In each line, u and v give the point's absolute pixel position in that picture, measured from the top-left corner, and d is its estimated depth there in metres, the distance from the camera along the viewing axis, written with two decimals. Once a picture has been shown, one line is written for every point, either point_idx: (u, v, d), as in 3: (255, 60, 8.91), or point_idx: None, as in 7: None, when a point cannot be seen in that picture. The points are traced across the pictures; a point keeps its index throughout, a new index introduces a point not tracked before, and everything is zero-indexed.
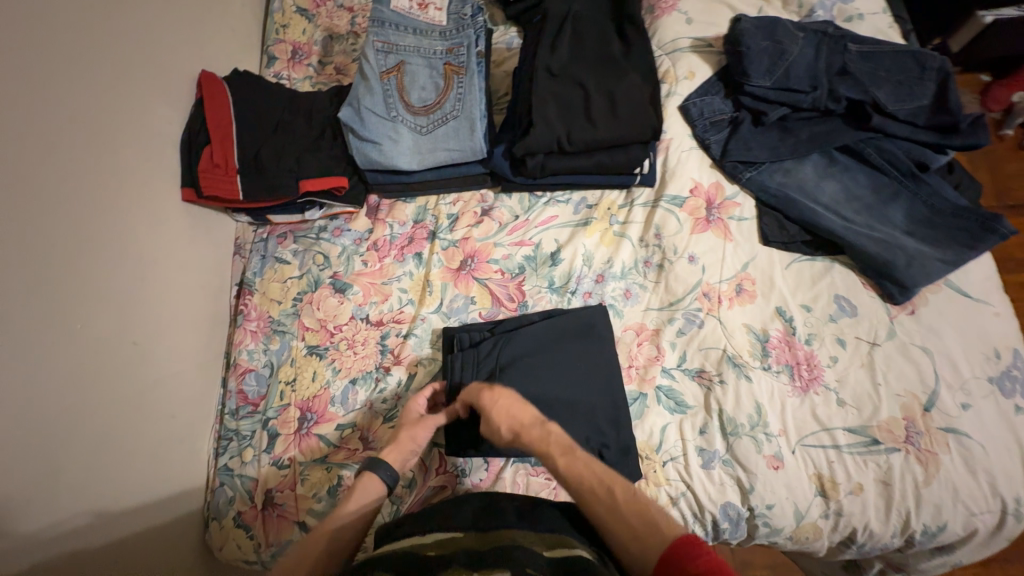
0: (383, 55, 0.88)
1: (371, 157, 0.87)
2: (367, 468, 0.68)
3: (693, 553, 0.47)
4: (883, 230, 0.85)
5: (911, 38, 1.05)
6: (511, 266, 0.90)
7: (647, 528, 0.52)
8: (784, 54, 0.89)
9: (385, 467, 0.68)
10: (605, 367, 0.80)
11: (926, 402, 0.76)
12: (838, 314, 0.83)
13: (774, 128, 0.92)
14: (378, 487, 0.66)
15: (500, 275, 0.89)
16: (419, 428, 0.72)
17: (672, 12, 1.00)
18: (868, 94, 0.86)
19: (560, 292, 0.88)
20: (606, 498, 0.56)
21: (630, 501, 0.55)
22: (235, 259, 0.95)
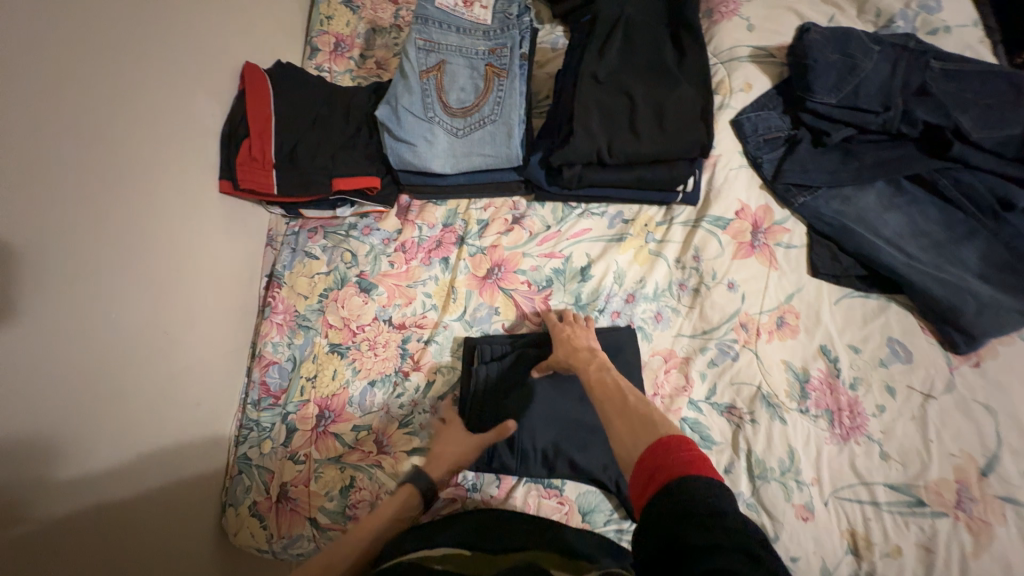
0: (424, 53, 0.86)
1: (405, 157, 0.85)
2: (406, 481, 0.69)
3: (676, 447, 0.50)
4: (951, 271, 0.77)
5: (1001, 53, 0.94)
6: (538, 278, 0.87)
7: (646, 425, 0.56)
8: (856, 69, 0.82)
9: (427, 478, 0.69)
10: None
11: (984, 466, 0.69)
12: (890, 358, 0.77)
13: (836, 150, 0.85)
14: (415, 500, 0.68)
15: (527, 287, 0.87)
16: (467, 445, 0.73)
17: (733, 17, 0.93)
18: (949, 118, 0.78)
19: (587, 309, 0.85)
20: (618, 400, 0.62)
21: (639, 406, 0.60)
22: (266, 251, 0.97)
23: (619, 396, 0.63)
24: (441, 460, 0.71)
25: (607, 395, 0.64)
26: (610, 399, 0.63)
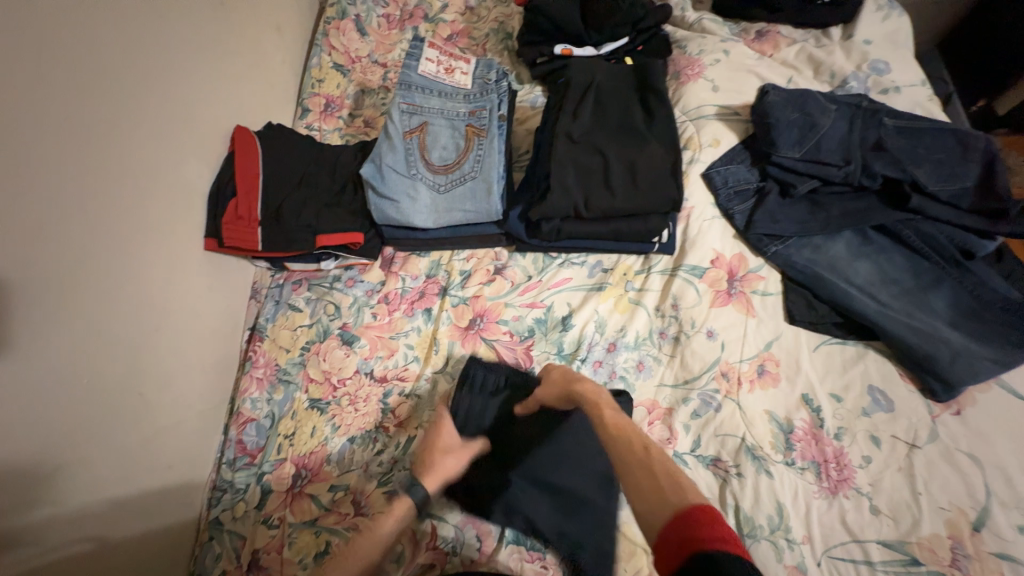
0: (407, 115, 0.90)
1: (388, 213, 0.88)
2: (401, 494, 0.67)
3: (709, 517, 0.47)
4: (922, 318, 0.79)
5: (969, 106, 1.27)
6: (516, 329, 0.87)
7: (670, 483, 0.53)
8: (815, 127, 0.87)
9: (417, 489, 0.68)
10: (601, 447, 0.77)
11: (975, 521, 0.68)
12: (872, 407, 0.77)
13: (802, 201, 0.89)
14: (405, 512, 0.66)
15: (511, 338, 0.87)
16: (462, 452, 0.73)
17: (698, 79, 0.99)
18: (906, 172, 0.82)
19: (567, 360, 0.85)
20: (636, 449, 0.58)
21: (661, 459, 0.56)
22: (250, 303, 0.97)
23: (636, 442, 0.60)
24: (436, 473, 0.70)
25: (622, 444, 0.60)
26: (621, 447, 0.60)
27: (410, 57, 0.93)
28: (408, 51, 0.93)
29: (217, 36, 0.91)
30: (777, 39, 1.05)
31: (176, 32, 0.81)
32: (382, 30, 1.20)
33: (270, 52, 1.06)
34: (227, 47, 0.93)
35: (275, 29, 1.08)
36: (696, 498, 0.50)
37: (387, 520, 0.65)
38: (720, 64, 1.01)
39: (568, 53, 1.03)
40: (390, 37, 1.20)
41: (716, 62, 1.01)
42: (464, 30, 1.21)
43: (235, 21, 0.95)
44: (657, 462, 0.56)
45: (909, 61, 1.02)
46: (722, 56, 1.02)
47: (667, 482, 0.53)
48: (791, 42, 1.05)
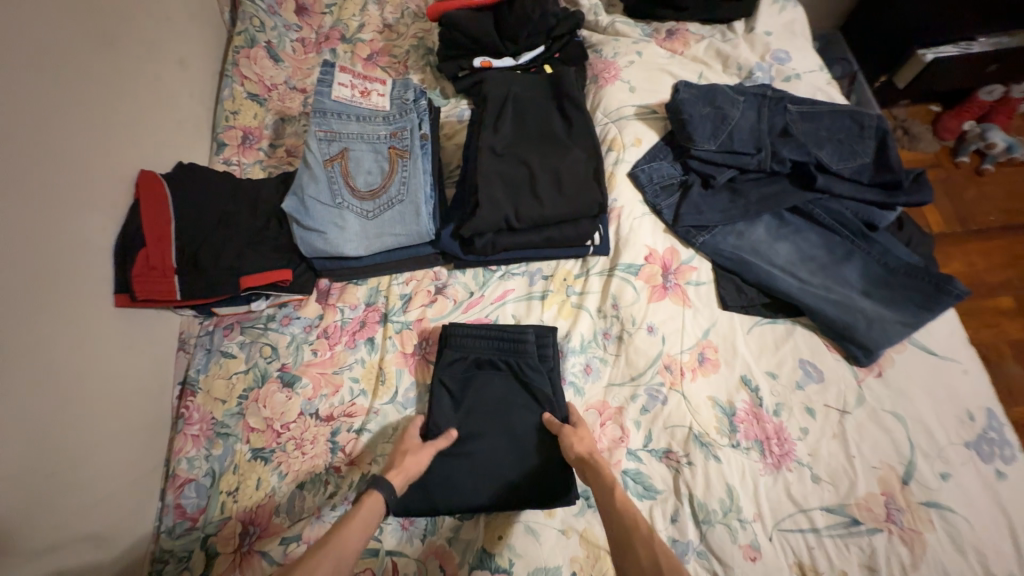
0: (326, 143, 0.88)
1: (317, 245, 0.85)
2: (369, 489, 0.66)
3: None
4: (839, 291, 0.84)
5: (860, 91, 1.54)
6: (458, 343, 0.83)
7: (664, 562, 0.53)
8: (726, 119, 0.92)
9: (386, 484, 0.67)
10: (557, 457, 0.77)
11: (904, 474, 0.73)
12: (805, 380, 0.81)
13: (723, 190, 0.92)
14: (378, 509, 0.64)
15: (458, 359, 0.83)
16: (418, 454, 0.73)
17: (616, 81, 1.02)
18: (811, 155, 0.88)
19: (517, 376, 0.82)
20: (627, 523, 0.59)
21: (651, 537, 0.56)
22: (179, 355, 0.90)
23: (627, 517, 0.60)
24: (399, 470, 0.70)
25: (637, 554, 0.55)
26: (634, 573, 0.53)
27: (321, 84, 0.90)
28: (319, 77, 0.90)
29: (108, 74, 0.83)
30: (686, 37, 1.10)
31: (58, 74, 0.74)
32: (297, 55, 1.17)
33: (174, 86, 0.99)
34: (123, 85, 0.86)
35: (178, 60, 1.01)
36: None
37: (363, 514, 0.62)
38: (634, 65, 1.04)
39: (488, 65, 1.03)
40: (307, 62, 1.17)
41: (630, 64, 1.04)
42: (384, 48, 1.19)
43: (129, 57, 0.88)
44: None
45: (807, 48, 1.08)
46: (636, 57, 1.05)
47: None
48: (699, 38, 1.09)
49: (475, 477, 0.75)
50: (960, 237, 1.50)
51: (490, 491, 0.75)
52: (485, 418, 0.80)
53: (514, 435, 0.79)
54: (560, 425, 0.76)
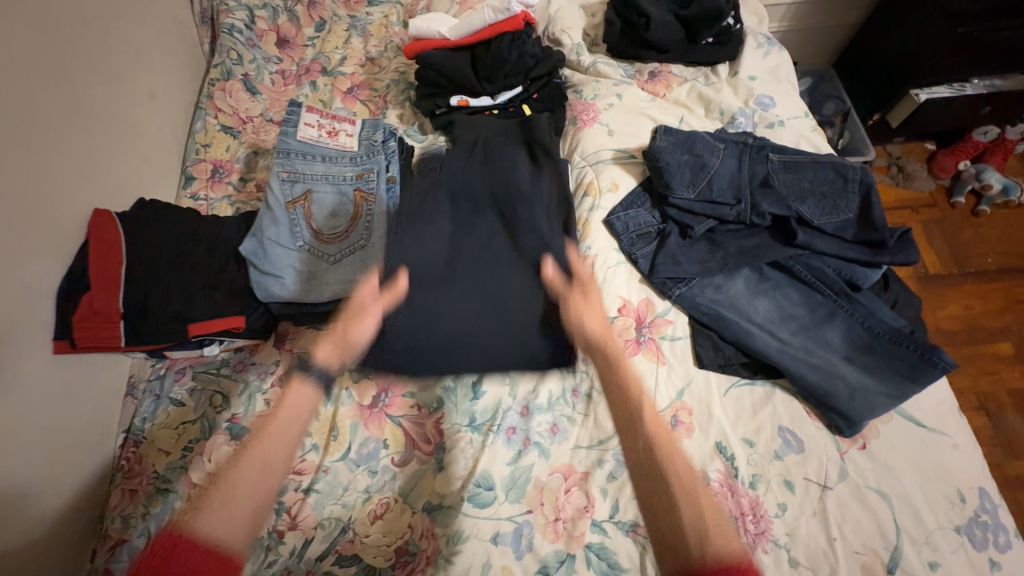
0: (288, 184, 0.85)
1: (273, 290, 0.82)
2: (292, 382, 0.75)
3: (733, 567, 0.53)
4: (820, 354, 0.80)
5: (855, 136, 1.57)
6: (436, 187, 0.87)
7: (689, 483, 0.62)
8: (705, 167, 0.89)
9: (313, 375, 0.75)
10: (527, 322, 0.81)
11: (889, 563, 0.67)
12: (783, 450, 0.75)
13: (702, 241, 0.89)
14: (310, 394, 0.74)
15: (437, 192, 0.87)
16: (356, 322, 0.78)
17: (593, 124, 1.00)
18: (791, 209, 0.84)
19: (507, 232, 0.86)
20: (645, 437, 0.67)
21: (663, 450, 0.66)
22: (125, 401, 0.86)
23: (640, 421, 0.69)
24: (328, 344, 0.78)
25: (655, 452, 0.65)
26: (653, 463, 0.64)
27: (287, 124, 0.88)
28: (285, 118, 0.89)
29: (69, 111, 0.81)
30: (669, 79, 1.08)
31: (11, 113, 0.71)
32: (276, 87, 1.15)
33: (142, 119, 0.97)
34: (85, 121, 0.84)
35: (148, 94, 1.00)
36: (735, 550, 0.56)
37: (288, 411, 0.70)
38: (614, 108, 1.01)
39: (465, 104, 1.01)
40: (286, 94, 1.15)
41: (610, 107, 1.02)
42: (365, 81, 1.18)
43: (93, 92, 0.87)
44: (701, 501, 0.61)
45: (792, 94, 1.06)
46: (616, 100, 1.03)
47: (710, 529, 0.58)
48: (682, 81, 1.07)
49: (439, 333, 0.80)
50: (956, 279, 1.45)
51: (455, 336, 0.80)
52: (469, 268, 0.83)
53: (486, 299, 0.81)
54: (570, 292, 0.82)
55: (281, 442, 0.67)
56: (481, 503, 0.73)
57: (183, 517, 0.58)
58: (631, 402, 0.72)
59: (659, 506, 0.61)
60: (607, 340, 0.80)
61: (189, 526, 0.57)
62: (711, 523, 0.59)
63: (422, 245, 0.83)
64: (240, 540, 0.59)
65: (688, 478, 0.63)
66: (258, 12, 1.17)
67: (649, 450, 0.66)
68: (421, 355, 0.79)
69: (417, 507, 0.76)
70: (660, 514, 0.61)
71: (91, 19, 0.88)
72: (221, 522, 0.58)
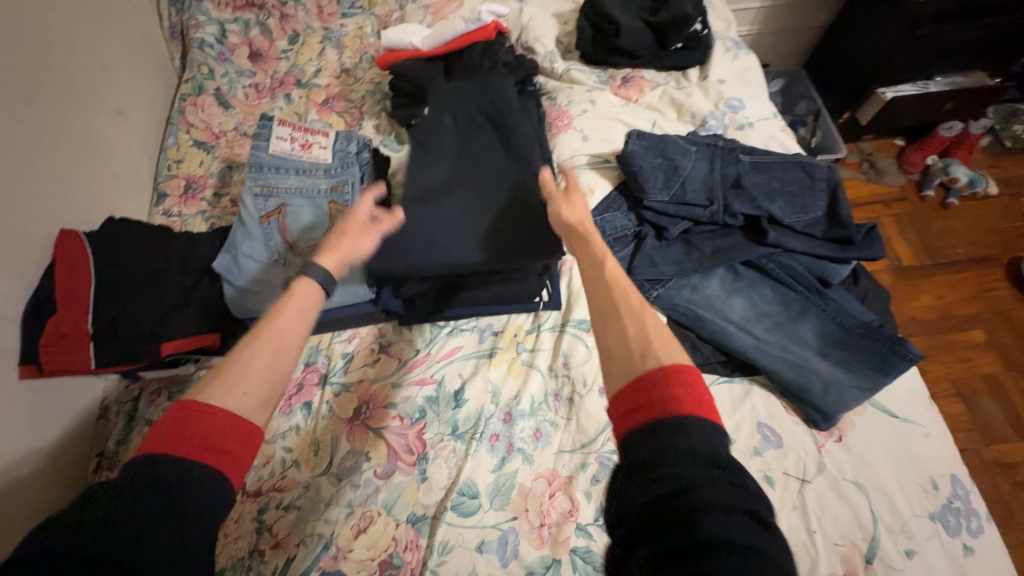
0: (262, 199, 0.84)
1: (248, 305, 0.81)
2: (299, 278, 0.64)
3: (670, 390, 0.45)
4: (793, 350, 0.81)
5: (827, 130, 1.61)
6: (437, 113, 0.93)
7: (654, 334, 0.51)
8: (677, 170, 0.90)
9: (318, 271, 0.65)
10: (514, 222, 0.83)
11: (867, 553, 0.68)
12: (763, 445, 0.76)
13: (677, 242, 0.90)
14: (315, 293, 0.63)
15: (441, 115, 0.93)
16: (361, 239, 0.74)
17: (568, 130, 1.01)
18: (761, 209, 0.86)
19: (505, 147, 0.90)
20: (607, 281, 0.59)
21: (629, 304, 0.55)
22: (98, 425, 0.83)
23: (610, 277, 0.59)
24: (333, 253, 0.70)
25: (614, 292, 0.57)
26: (610, 301, 0.56)
27: (259, 138, 0.87)
28: (257, 132, 0.88)
29: (32, 131, 0.80)
30: (641, 84, 1.10)
31: None
32: (249, 101, 1.14)
33: (110, 136, 0.96)
34: (50, 139, 0.83)
35: (116, 109, 0.98)
36: (682, 355, 0.48)
37: (296, 302, 0.61)
38: (587, 114, 1.03)
39: None
40: (260, 107, 1.14)
41: (583, 113, 1.03)
42: (340, 93, 1.18)
43: (57, 109, 0.85)
44: (649, 318, 0.53)
45: (760, 96, 1.09)
46: (589, 106, 1.04)
47: (655, 340, 0.50)
48: (654, 86, 1.10)
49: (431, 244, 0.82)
50: (928, 270, 1.49)
51: (439, 239, 0.83)
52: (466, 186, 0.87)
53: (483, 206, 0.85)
54: (555, 193, 0.77)
55: (296, 330, 0.58)
56: (465, 512, 0.74)
57: (199, 389, 0.51)
58: (597, 258, 0.63)
59: (614, 343, 0.52)
60: (589, 232, 0.69)
61: (204, 395, 0.50)
62: (656, 335, 0.51)
63: (426, 173, 0.88)
64: (259, 413, 0.52)
65: (638, 302, 0.55)
66: (229, 26, 1.17)
67: (609, 303, 0.56)
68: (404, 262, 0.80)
69: (401, 519, 0.74)
70: (610, 333, 0.53)
71: (54, 37, 0.86)
72: (240, 392, 0.51)
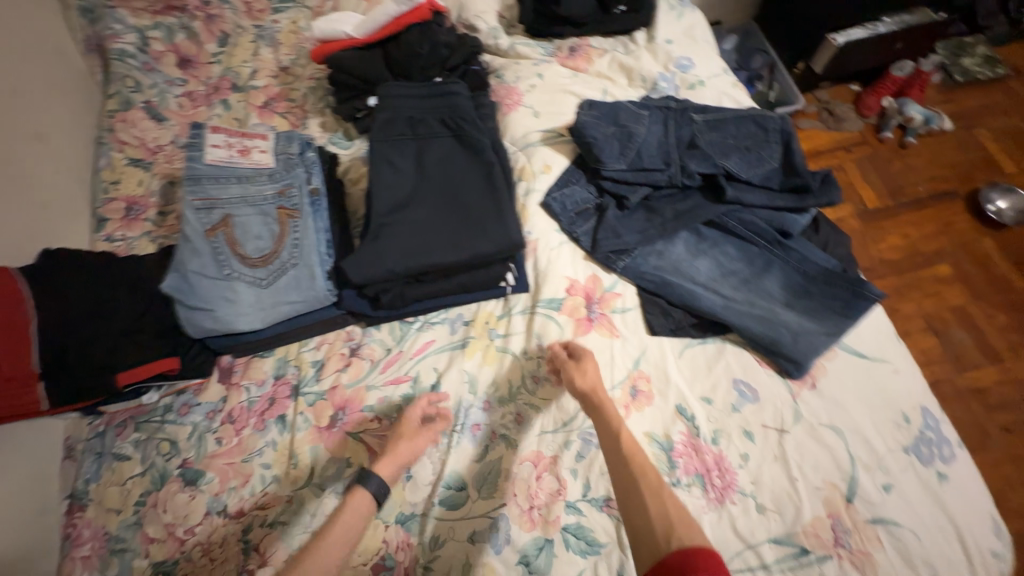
0: (205, 212, 0.81)
1: (205, 325, 0.78)
2: (354, 487, 0.71)
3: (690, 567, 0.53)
4: (761, 304, 0.82)
5: (778, 77, 1.63)
6: (388, 112, 0.88)
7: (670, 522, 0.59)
8: (632, 136, 0.89)
9: (373, 480, 0.71)
10: (483, 222, 0.81)
11: (847, 492, 0.70)
12: (740, 401, 0.77)
13: (639, 210, 0.89)
14: (365, 503, 0.70)
15: (394, 116, 0.88)
16: (411, 438, 0.76)
17: (518, 108, 0.99)
18: (718, 166, 0.85)
19: (458, 140, 0.87)
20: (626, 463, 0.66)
21: (657, 489, 0.63)
22: (64, 466, 0.80)
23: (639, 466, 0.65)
24: (392, 460, 0.74)
25: (635, 470, 0.65)
26: (632, 479, 0.64)
27: (193, 148, 0.84)
28: (190, 143, 0.84)
29: None
30: (589, 52, 1.07)
31: None
32: (184, 110, 1.08)
33: (34, 164, 0.90)
34: None
35: (36, 135, 0.92)
36: (701, 540, 0.57)
37: (346, 518, 0.68)
38: (537, 89, 1.00)
39: None
40: (196, 117, 1.08)
41: (532, 88, 1.01)
42: (281, 93, 1.12)
43: None
44: (669, 500, 0.62)
45: (708, 52, 1.07)
46: (537, 80, 1.02)
47: (677, 523, 0.59)
48: (602, 52, 1.07)
49: (397, 256, 0.78)
50: (893, 211, 1.52)
51: (401, 253, 0.78)
52: (433, 187, 0.83)
53: (450, 208, 0.82)
54: (564, 360, 0.77)
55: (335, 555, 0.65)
56: (453, 504, 0.74)
57: None
58: (614, 426, 0.70)
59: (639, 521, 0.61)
60: (603, 403, 0.72)
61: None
62: (676, 520, 0.60)
63: (389, 182, 0.83)
64: None
65: (656, 482, 0.64)
66: (150, 34, 1.10)
67: (632, 480, 0.65)
68: (370, 276, 0.78)
69: (389, 520, 0.75)
70: (635, 510, 0.62)
71: None
72: None
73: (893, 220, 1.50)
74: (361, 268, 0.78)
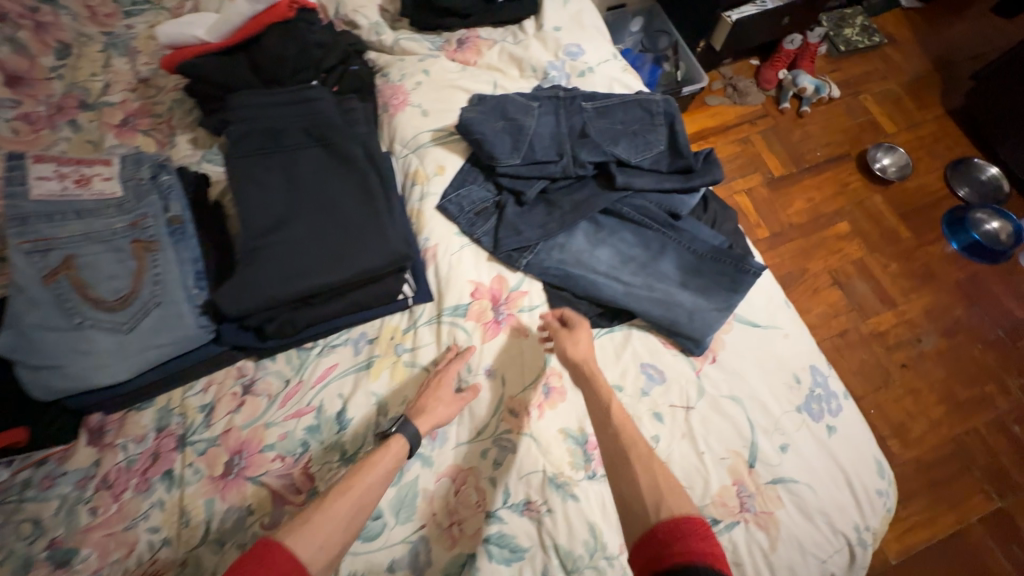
0: (38, 256, 0.70)
1: (56, 384, 0.68)
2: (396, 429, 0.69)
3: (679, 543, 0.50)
4: (660, 287, 0.83)
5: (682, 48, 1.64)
6: (242, 125, 0.81)
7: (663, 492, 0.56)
8: (522, 130, 0.87)
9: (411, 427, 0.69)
10: (368, 234, 0.76)
11: (749, 458, 0.73)
12: (649, 384, 0.78)
13: (538, 204, 0.88)
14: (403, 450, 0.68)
15: (248, 130, 0.81)
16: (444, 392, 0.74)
17: (405, 108, 0.94)
18: (607, 153, 0.85)
19: (327, 149, 0.82)
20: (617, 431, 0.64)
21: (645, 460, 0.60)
22: None
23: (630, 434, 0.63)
24: (430, 416, 0.72)
25: (624, 437, 0.62)
26: (621, 444, 0.62)
27: (13, 181, 0.72)
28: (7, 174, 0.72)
29: None
30: (478, 44, 1.03)
31: None
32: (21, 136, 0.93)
33: None
34: None
35: None
36: (691, 508, 0.53)
37: (383, 456, 0.66)
38: (424, 86, 0.95)
39: None
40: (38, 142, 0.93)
41: (419, 85, 0.96)
42: (141, 108, 1.00)
43: None
44: (660, 469, 0.58)
45: (596, 37, 1.06)
46: (423, 77, 0.97)
47: (665, 492, 0.55)
48: (491, 44, 1.03)
49: (275, 281, 0.72)
50: (795, 177, 1.61)
51: (282, 276, 0.73)
52: (309, 203, 0.77)
53: (327, 223, 0.77)
54: (557, 328, 0.78)
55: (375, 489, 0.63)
56: (370, 536, 0.70)
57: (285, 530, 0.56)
58: (604, 394, 0.69)
59: (631, 497, 0.57)
60: (592, 371, 0.72)
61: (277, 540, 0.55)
62: (664, 486, 0.56)
63: (256, 203, 0.77)
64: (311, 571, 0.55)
65: (646, 451, 0.60)
66: None
67: (623, 453, 0.61)
68: (245, 305, 0.71)
69: None
70: (624, 480, 0.59)
71: None
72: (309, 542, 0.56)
73: (794, 186, 1.60)
74: (234, 300, 0.71)
